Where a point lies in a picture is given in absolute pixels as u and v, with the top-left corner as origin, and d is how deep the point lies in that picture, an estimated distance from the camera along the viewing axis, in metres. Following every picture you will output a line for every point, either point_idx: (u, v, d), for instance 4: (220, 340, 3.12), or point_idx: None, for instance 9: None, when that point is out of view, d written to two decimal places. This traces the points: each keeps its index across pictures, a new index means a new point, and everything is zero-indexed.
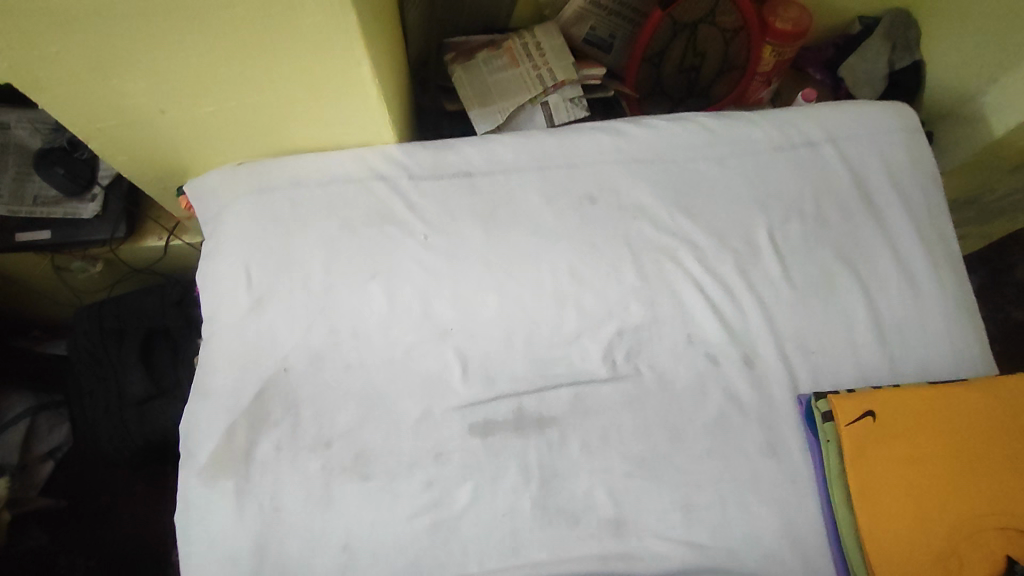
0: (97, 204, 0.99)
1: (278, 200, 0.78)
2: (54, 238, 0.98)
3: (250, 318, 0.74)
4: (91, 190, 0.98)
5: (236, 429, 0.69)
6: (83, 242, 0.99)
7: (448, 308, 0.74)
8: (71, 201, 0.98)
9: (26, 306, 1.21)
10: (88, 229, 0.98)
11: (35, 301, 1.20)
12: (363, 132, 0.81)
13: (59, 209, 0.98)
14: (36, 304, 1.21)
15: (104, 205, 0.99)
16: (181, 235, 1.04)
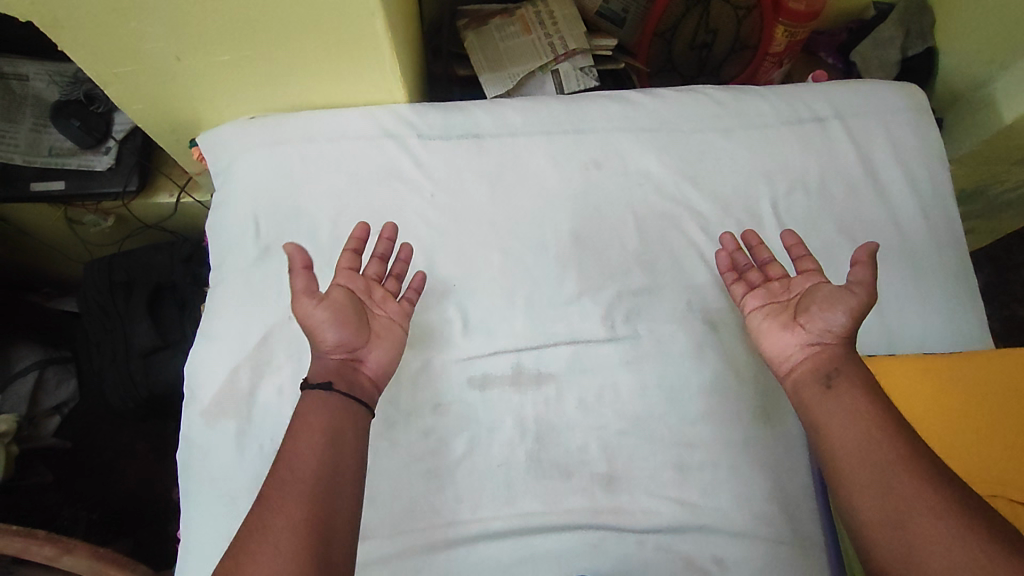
0: (110, 157, 1.01)
1: (289, 153, 0.79)
2: (67, 189, 1.00)
3: (258, 266, 0.75)
4: (106, 144, 1.01)
5: (240, 372, 0.71)
6: (98, 194, 1.01)
7: (452, 265, 0.75)
8: (85, 153, 1.01)
9: (38, 262, 1.24)
10: (101, 181, 1.00)
11: (46, 258, 1.23)
12: (375, 89, 0.82)
13: (73, 161, 1.00)
14: (48, 261, 1.24)
15: (118, 159, 1.01)
16: (192, 192, 1.06)
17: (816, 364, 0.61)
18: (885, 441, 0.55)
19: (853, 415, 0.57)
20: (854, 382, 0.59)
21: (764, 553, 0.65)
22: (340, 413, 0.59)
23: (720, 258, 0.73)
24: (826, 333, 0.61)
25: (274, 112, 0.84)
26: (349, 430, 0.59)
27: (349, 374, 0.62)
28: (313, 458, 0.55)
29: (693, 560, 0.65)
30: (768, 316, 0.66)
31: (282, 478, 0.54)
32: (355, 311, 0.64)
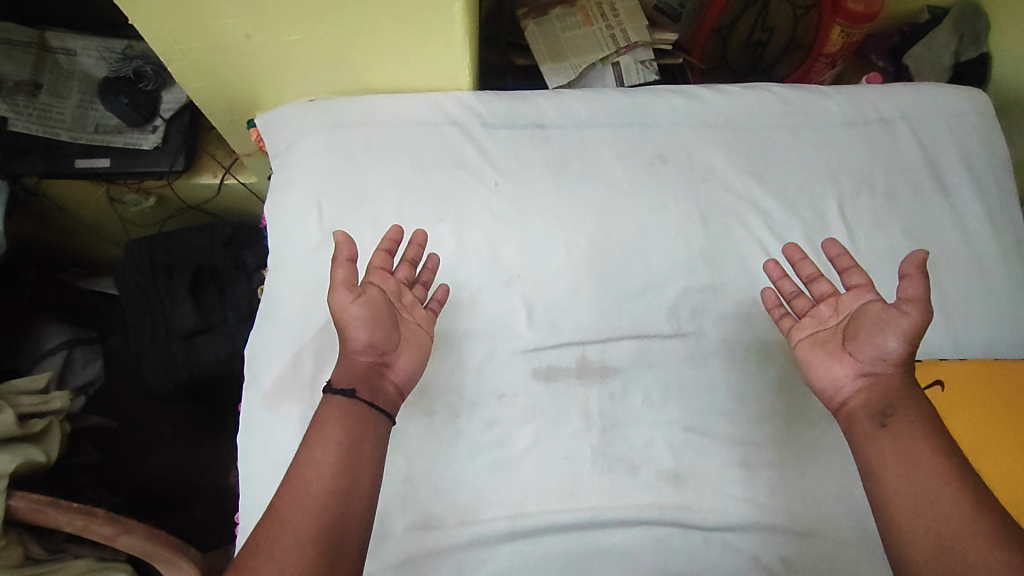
0: (157, 136, 1.00)
1: (351, 137, 0.79)
2: (112, 166, 0.99)
3: (320, 250, 0.75)
4: (153, 123, 1.00)
5: (303, 356, 0.71)
6: (143, 173, 1.00)
7: (518, 255, 0.75)
8: (131, 131, 1.00)
9: (72, 242, 1.23)
10: (147, 160, 1.00)
11: (80, 238, 1.22)
12: (440, 75, 0.82)
13: (119, 138, 1.00)
14: (82, 241, 1.23)
15: (164, 138, 1.00)
16: (237, 174, 1.05)
17: (875, 392, 0.56)
18: (955, 499, 0.50)
19: (917, 459, 0.52)
20: (912, 416, 0.54)
21: (831, 554, 0.65)
22: (357, 424, 0.57)
23: (767, 292, 0.68)
24: (879, 361, 0.56)
25: (336, 96, 0.83)
26: (362, 445, 0.56)
27: (375, 379, 0.60)
28: (331, 470, 0.54)
29: (759, 559, 0.64)
30: (827, 340, 0.61)
31: (296, 490, 0.53)
32: (390, 318, 0.62)
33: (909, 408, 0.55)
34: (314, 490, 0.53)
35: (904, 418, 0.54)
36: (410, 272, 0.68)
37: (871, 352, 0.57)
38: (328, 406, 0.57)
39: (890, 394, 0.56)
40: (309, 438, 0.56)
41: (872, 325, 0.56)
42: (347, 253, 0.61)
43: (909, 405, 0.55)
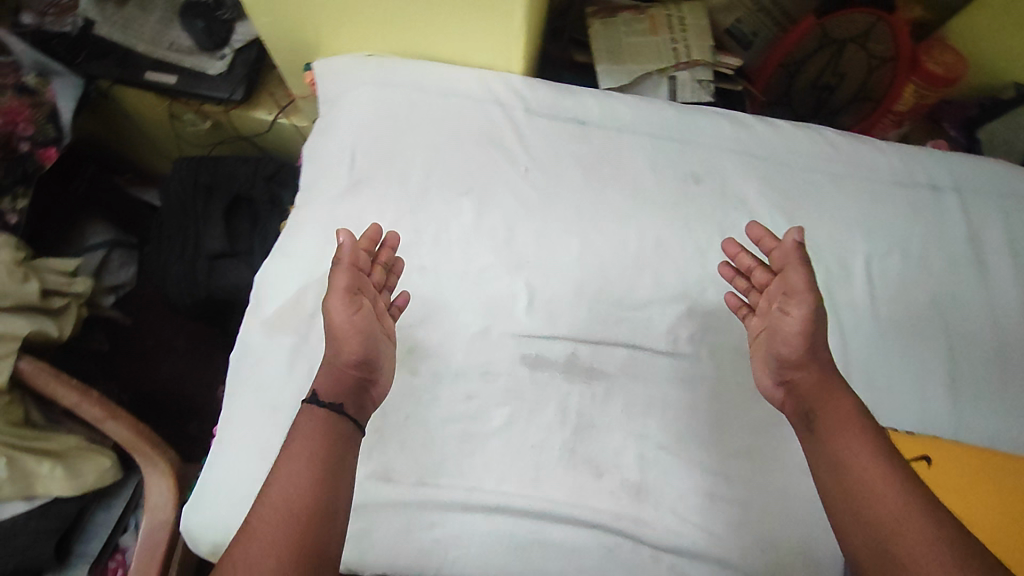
0: (223, 64, 1.08)
1: (399, 97, 0.83)
2: (177, 84, 1.07)
3: (346, 197, 0.78)
4: (221, 51, 1.08)
5: (307, 293, 0.73)
6: (205, 95, 1.08)
7: (532, 243, 0.76)
8: (201, 54, 1.09)
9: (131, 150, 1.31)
10: (210, 84, 1.07)
11: (139, 147, 1.30)
12: (494, 55, 0.84)
13: (188, 59, 1.08)
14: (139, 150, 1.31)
15: (229, 67, 1.08)
16: (289, 115, 1.10)
17: (793, 399, 0.60)
18: (892, 494, 0.50)
19: (850, 461, 0.53)
20: (838, 419, 0.56)
21: None
22: (335, 438, 0.56)
23: (727, 297, 0.69)
24: (792, 363, 0.60)
25: (393, 56, 0.86)
26: (342, 461, 0.55)
27: (361, 392, 0.61)
28: (308, 483, 0.52)
29: None
30: (755, 347, 0.65)
31: (272, 504, 0.50)
32: (380, 333, 0.63)
33: (829, 410, 0.57)
34: (294, 507, 0.50)
35: (828, 421, 0.56)
36: (384, 278, 0.68)
37: (779, 361, 0.61)
38: (306, 417, 0.57)
39: (807, 396, 0.59)
40: (283, 454, 0.54)
41: (775, 331, 0.61)
42: (349, 260, 0.63)
43: (830, 406, 0.57)
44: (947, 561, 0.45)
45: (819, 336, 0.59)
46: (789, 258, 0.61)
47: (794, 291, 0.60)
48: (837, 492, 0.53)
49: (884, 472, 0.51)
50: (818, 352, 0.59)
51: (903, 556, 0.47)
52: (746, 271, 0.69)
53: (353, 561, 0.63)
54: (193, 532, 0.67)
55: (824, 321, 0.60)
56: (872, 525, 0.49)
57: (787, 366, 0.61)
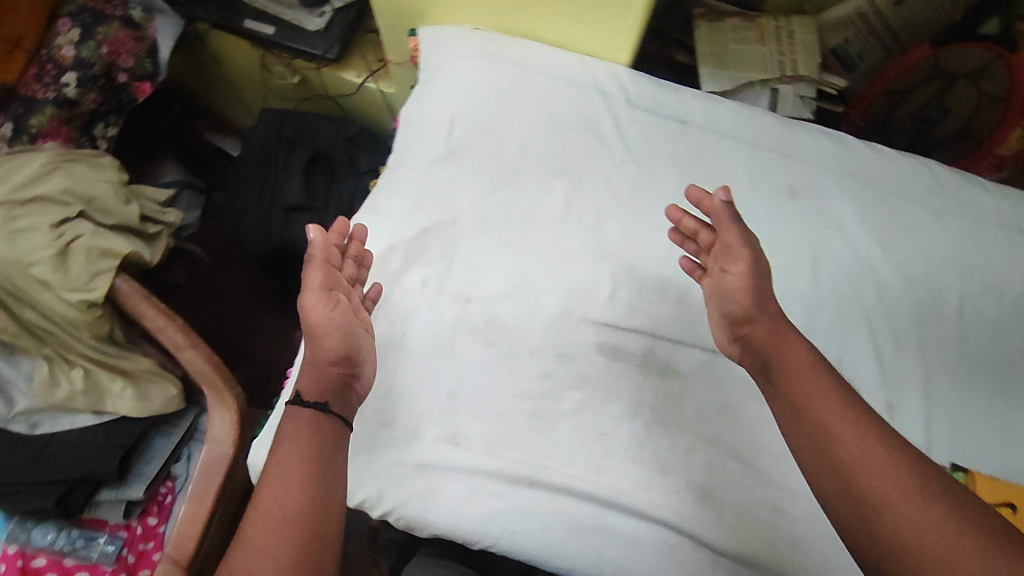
0: (321, 21, 1.10)
1: (501, 73, 0.83)
2: (274, 36, 1.09)
3: (440, 164, 0.79)
4: (321, 8, 1.10)
5: (395, 252, 0.75)
6: (299, 49, 1.10)
7: (620, 234, 0.76)
8: (301, 9, 1.10)
9: (213, 93, 1.34)
10: (306, 41, 1.09)
11: (222, 92, 1.32)
12: (600, 43, 0.83)
13: (288, 13, 1.10)
14: (222, 95, 1.33)
15: (327, 25, 1.10)
16: (379, 80, 1.12)
17: (748, 352, 0.60)
18: (853, 432, 0.49)
19: (811, 407, 0.52)
20: (794, 364, 0.55)
21: None
22: (324, 437, 0.57)
23: (680, 262, 0.67)
24: (741, 320, 0.61)
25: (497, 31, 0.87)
26: (335, 460, 0.56)
27: (344, 389, 0.61)
28: (300, 487, 0.53)
29: None
30: (709, 307, 0.65)
31: (264, 513, 0.52)
32: (360, 327, 0.63)
33: (784, 357, 0.56)
34: (289, 513, 0.51)
35: (783, 368, 0.56)
36: (355, 271, 0.67)
37: (730, 319, 0.62)
38: (292, 418, 0.57)
39: (760, 346, 0.58)
40: (275, 454, 0.55)
41: (720, 288, 0.62)
42: (321, 257, 0.63)
43: (784, 355, 0.56)
44: (913, 492, 0.45)
45: (761, 287, 0.60)
46: (721, 218, 0.62)
47: (732, 250, 0.61)
48: (800, 434, 0.52)
49: (843, 411, 0.50)
50: (762, 300, 0.59)
51: (873, 492, 0.46)
52: (692, 235, 0.66)
53: (413, 516, 0.65)
54: (258, 467, 0.69)
55: (762, 271, 0.61)
56: (835, 465, 0.48)
57: (738, 320, 0.61)
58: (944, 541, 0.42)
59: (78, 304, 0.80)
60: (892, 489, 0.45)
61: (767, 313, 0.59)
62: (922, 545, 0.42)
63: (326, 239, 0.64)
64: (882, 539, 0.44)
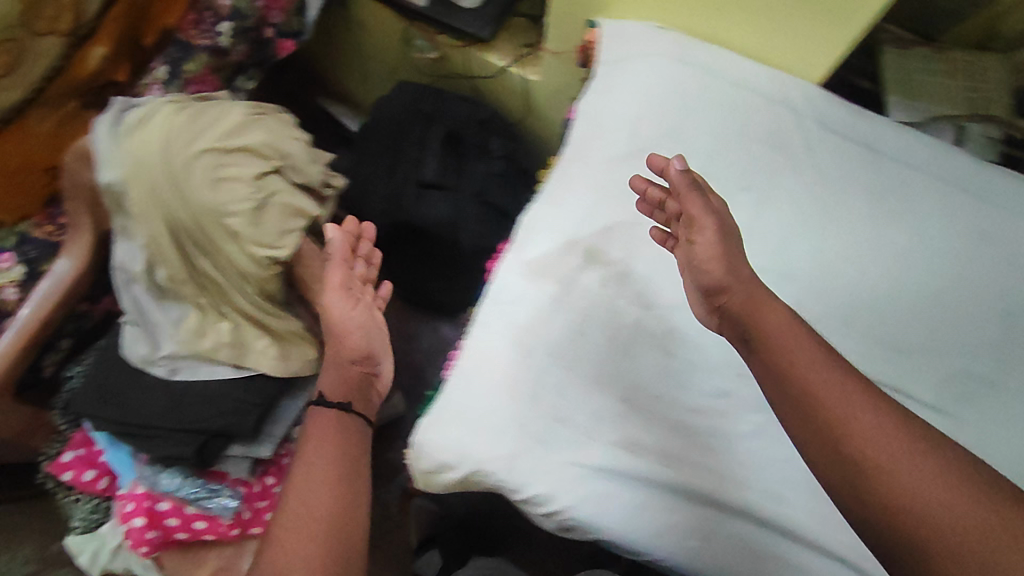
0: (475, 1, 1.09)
1: (690, 77, 0.81)
2: (425, 10, 1.09)
3: (623, 164, 0.77)
4: None
5: (575, 248, 0.74)
6: (450, 26, 1.10)
7: (804, 258, 0.74)
8: None
9: (343, 65, 1.35)
10: (458, 18, 1.09)
11: (353, 66, 1.34)
12: (794, 58, 0.81)
13: None
14: (353, 70, 1.35)
15: (480, 5, 1.09)
16: (524, 66, 1.11)
17: (725, 323, 0.54)
18: (837, 393, 0.44)
19: (793, 368, 0.46)
20: (786, 346, 0.48)
21: None
22: (345, 433, 0.74)
23: (650, 234, 0.63)
24: (711, 288, 0.55)
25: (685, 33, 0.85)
26: (358, 465, 0.73)
27: (365, 385, 0.81)
28: (324, 484, 0.69)
29: None
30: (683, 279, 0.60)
31: (304, 505, 0.67)
32: (375, 322, 0.83)
33: (768, 335, 0.50)
34: (313, 517, 0.66)
35: (772, 350, 0.49)
36: (365, 271, 0.84)
37: (703, 289, 0.56)
38: (320, 415, 0.75)
39: (738, 316, 0.52)
40: (290, 485, 0.69)
41: (689, 260, 0.56)
42: (339, 258, 0.81)
43: (761, 319, 0.50)
44: (910, 458, 0.41)
45: (747, 271, 0.54)
46: (682, 189, 0.58)
47: (698, 222, 0.56)
48: (790, 405, 0.46)
49: (845, 389, 0.44)
50: (737, 270, 0.54)
51: (886, 476, 0.40)
52: (658, 204, 0.64)
53: (584, 519, 0.66)
54: (426, 448, 0.72)
55: (735, 248, 0.56)
56: (836, 450, 0.43)
57: (702, 283, 0.55)
58: (972, 523, 0.38)
59: (263, 259, 0.74)
60: (913, 476, 0.40)
61: (737, 279, 0.54)
62: (956, 538, 0.38)
63: (344, 239, 0.81)
64: (911, 538, 0.39)
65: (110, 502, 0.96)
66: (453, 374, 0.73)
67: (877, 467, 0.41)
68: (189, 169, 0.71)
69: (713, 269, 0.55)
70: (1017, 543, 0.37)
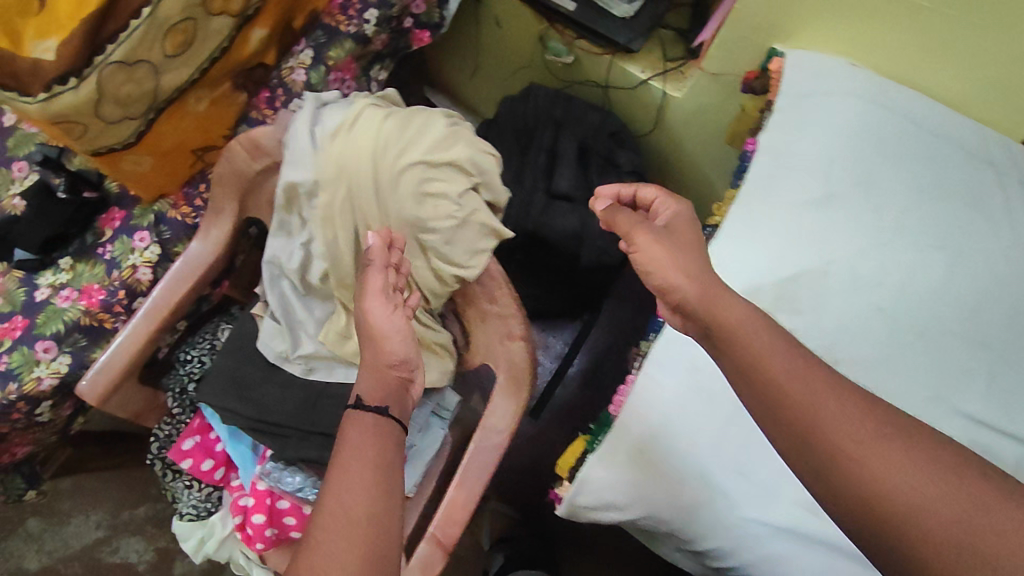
0: (630, 9, 1.03)
1: (888, 121, 0.77)
2: (575, 13, 1.03)
3: (813, 208, 0.75)
4: None
5: (765, 292, 0.73)
6: (599, 33, 1.04)
7: (998, 326, 0.71)
8: None
9: (466, 64, 1.34)
10: (611, 25, 1.03)
11: (478, 65, 1.32)
12: (992, 110, 0.80)
13: None
14: (476, 68, 1.33)
15: (635, 13, 1.03)
16: (667, 80, 1.05)
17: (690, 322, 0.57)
18: (828, 410, 0.46)
19: (779, 384, 0.48)
20: (759, 352, 0.50)
21: None
22: (387, 433, 0.55)
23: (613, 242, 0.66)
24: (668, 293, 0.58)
25: (880, 72, 0.83)
26: (395, 458, 0.54)
27: (398, 390, 0.59)
28: (369, 484, 0.51)
29: None
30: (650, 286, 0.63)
31: (343, 504, 0.50)
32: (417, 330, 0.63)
33: (738, 335, 0.52)
34: (358, 517, 0.49)
35: (741, 353, 0.51)
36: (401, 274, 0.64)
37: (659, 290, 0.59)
38: (355, 424, 0.55)
39: (699, 313, 0.55)
40: (330, 481, 0.52)
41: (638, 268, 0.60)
42: (380, 262, 0.61)
43: (725, 320, 0.53)
44: (903, 463, 0.43)
45: (699, 269, 0.57)
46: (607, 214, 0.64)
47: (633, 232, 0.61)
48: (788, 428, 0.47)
49: (817, 390, 0.47)
50: (693, 266, 0.57)
51: (876, 482, 0.43)
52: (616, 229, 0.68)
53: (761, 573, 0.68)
54: (590, 482, 0.71)
55: (683, 251, 0.59)
56: (828, 456, 0.45)
57: (656, 283, 0.58)
58: (949, 504, 0.42)
59: (449, 276, 0.68)
60: (881, 465, 0.44)
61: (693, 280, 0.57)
62: (931, 518, 0.41)
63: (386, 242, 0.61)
64: (887, 523, 0.43)
65: (224, 493, 0.95)
66: (626, 411, 0.72)
67: (853, 463, 0.44)
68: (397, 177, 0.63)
69: (664, 266, 0.58)
70: (989, 515, 0.41)
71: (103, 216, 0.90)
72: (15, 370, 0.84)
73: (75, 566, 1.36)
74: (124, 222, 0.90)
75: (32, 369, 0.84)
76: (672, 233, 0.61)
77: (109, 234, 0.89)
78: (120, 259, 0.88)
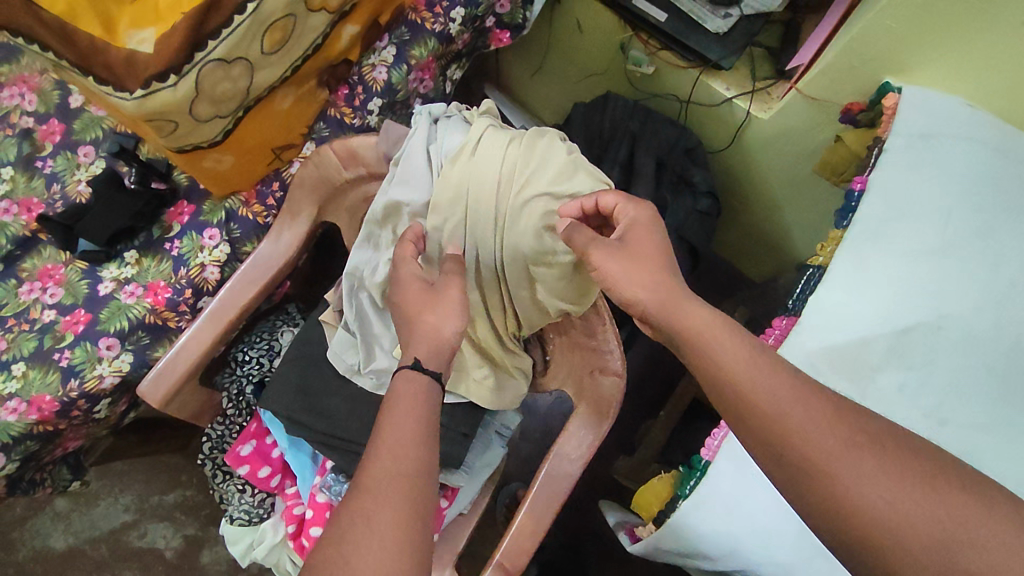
0: (723, 24, 0.98)
1: (1011, 170, 0.73)
2: (665, 23, 0.99)
3: (929, 258, 0.71)
4: (728, 10, 0.98)
5: (875, 342, 0.70)
6: (687, 46, 0.99)
7: None
8: (704, 6, 0.99)
9: (534, 65, 1.29)
10: (701, 40, 0.98)
11: (545, 67, 1.27)
12: None
13: (688, 5, 0.99)
14: (542, 71, 1.29)
15: (729, 30, 0.98)
16: (754, 101, 1.00)
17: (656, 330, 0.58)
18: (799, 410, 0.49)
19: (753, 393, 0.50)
20: (736, 379, 0.52)
21: None
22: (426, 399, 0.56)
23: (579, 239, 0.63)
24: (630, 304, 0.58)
25: (997, 117, 0.79)
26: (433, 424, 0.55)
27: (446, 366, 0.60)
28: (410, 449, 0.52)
29: None
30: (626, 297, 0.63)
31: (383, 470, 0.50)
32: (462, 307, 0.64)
33: (714, 360, 0.53)
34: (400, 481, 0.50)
35: (711, 365, 0.53)
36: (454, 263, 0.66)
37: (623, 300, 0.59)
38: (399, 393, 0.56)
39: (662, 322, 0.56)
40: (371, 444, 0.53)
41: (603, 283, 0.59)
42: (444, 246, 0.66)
43: (684, 320, 0.55)
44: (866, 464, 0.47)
45: (661, 280, 0.57)
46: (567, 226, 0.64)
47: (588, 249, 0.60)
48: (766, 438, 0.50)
49: (778, 385, 0.50)
50: (662, 280, 0.57)
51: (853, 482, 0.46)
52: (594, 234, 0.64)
53: None
54: (678, 526, 0.70)
55: (637, 267, 0.58)
56: (813, 477, 0.47)
57: (625, 300, 0.58)
58: (921, 512, 0.45)
59: (554, 310, 0.70)
60: (849, 469, 0.47)
61: (653, 289, 0.57)
62: (906, 526, 0.44)
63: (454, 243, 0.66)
64: (848, 517, 0.46)
65: (277, 500, 0.93)
66: (719, 460, 0.69)
67: (825, 463, 0.47)
68: (525, 208, 0.64)
69: (629, 284, 0.57)
70: (961, 527, 0.44)
71: (170, 210, 0.88)
72: (77, 367, 0.80)
73: (101, 548, 1.31)
74: (193, 217, 0.87)
75: (94, 366, 0.81)
76: (630, 244, 0.59)
77: (177, 229, 0.87)
78: (188, 257, 0.85)
